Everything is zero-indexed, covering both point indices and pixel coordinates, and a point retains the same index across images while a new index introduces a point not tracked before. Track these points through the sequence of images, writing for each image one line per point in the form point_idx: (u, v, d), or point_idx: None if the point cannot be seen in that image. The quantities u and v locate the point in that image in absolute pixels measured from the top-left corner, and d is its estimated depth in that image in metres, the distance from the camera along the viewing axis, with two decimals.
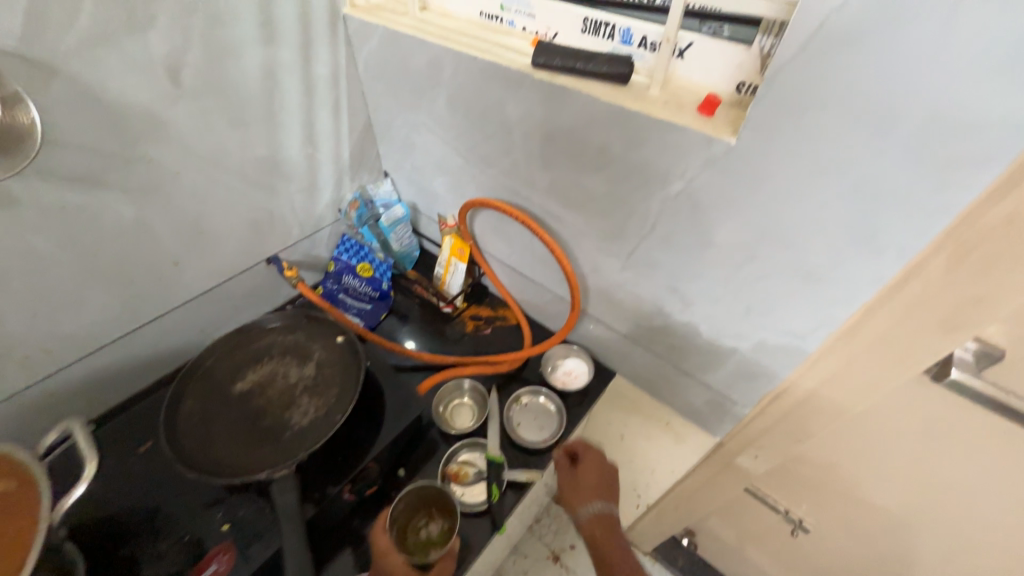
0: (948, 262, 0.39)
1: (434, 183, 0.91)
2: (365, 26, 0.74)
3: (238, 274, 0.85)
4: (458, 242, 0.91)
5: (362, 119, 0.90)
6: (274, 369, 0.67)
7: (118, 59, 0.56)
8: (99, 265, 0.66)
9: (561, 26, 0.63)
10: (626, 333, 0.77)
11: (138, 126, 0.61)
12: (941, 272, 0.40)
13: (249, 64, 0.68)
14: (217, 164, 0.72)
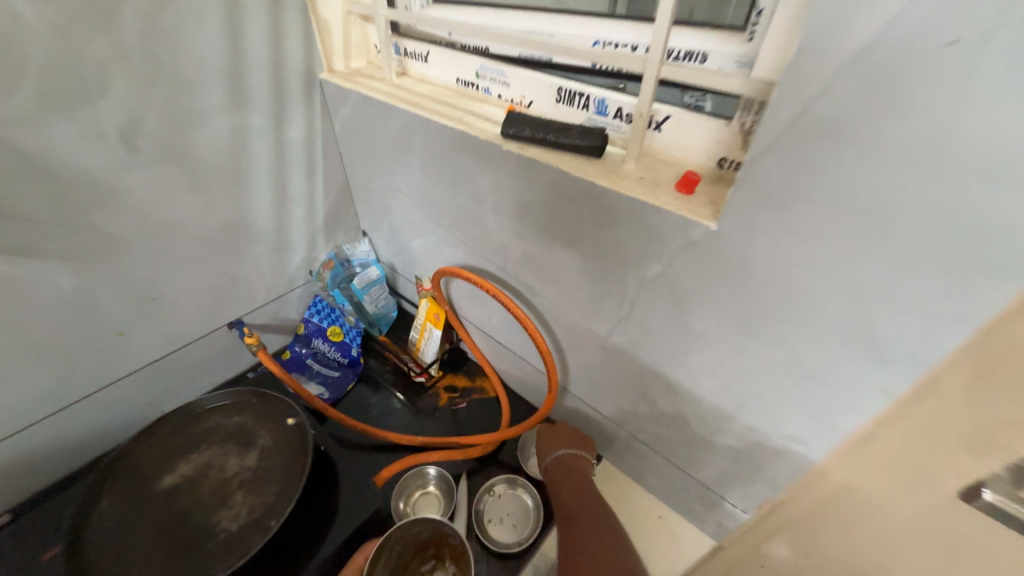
0: (970, 377, 0.31)
1: (410, 245, 0.87)
2: (340, 91, 0.73)
3: (193, 342, 0.79)
4: (434, 307, 0.84)
5: (339, 179, 0.87)
6: (211, 460, 0.59)
7: (64, 129, 0.53)
8: (31, 340, 0.60)
9: (535, 94, 0.61)
10: (610, 416, 0.69)
11: (86, 195, 0.58)
12: (964, 385, 0.31)
13: (214, 130, 0.66)
14: (176, 230, 0.68)
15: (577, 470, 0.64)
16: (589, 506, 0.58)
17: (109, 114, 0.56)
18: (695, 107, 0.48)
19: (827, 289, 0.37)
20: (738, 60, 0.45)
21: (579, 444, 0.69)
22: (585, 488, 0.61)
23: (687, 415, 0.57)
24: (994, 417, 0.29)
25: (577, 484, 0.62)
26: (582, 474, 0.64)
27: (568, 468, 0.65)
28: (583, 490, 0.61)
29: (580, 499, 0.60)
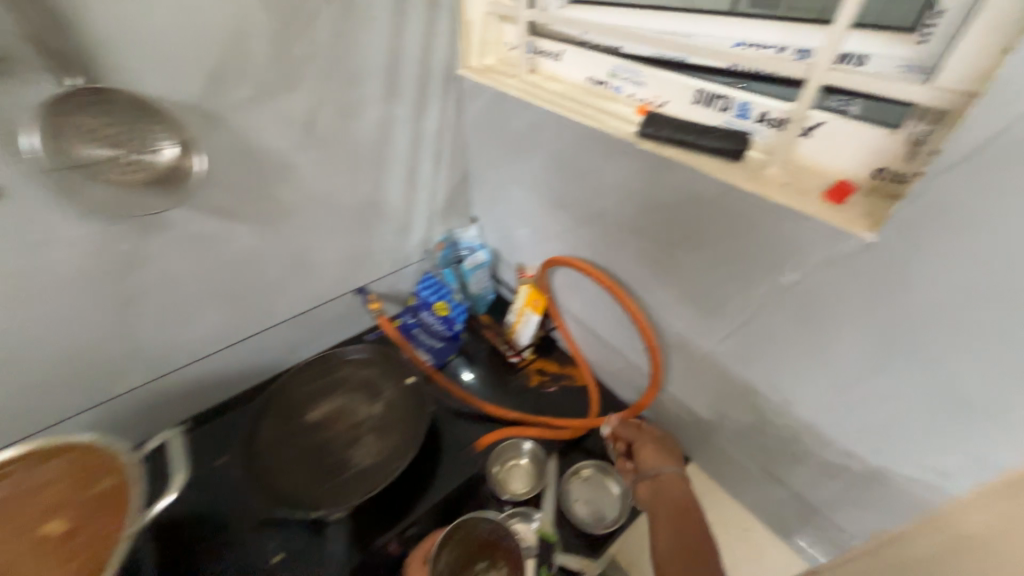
0: None
1: (519, 234, 0.92)
2: (476, 86, 0.79)
3: (328, 302, 0.91)
4: (535, 293, 0.88)
5: (460, 168, 0.94)
6: (345, 403, 0.69)
7: (266, 114, 0.65)
8: (221, 285, 0.74)
9: (670, 95, 0.61)
10: (708, 421, 0.69)
11: (272, 169, 0.69)
12: None
13: (369, 119, 0.75)
14: (330, 204, 0.79)
15: (678, 487, 0.61)
16: (680, 512, 0.58)
17: (298, 102, 0.66)
18: (840, 113, 0.47)
19: (1013, 314, 0.35)
20: (902, 64, 0.43)
21: (669, 450, 0.67)
22: (682, 504, 0.59)
23: (801, 431, 0.56)
24: None
25: (678, 494, 0.60)
26: (682, 487, 0.61)
27: (669, 480, 0.62)
28: (676, 494, 0.60)
29: (674, 512, 0.58)
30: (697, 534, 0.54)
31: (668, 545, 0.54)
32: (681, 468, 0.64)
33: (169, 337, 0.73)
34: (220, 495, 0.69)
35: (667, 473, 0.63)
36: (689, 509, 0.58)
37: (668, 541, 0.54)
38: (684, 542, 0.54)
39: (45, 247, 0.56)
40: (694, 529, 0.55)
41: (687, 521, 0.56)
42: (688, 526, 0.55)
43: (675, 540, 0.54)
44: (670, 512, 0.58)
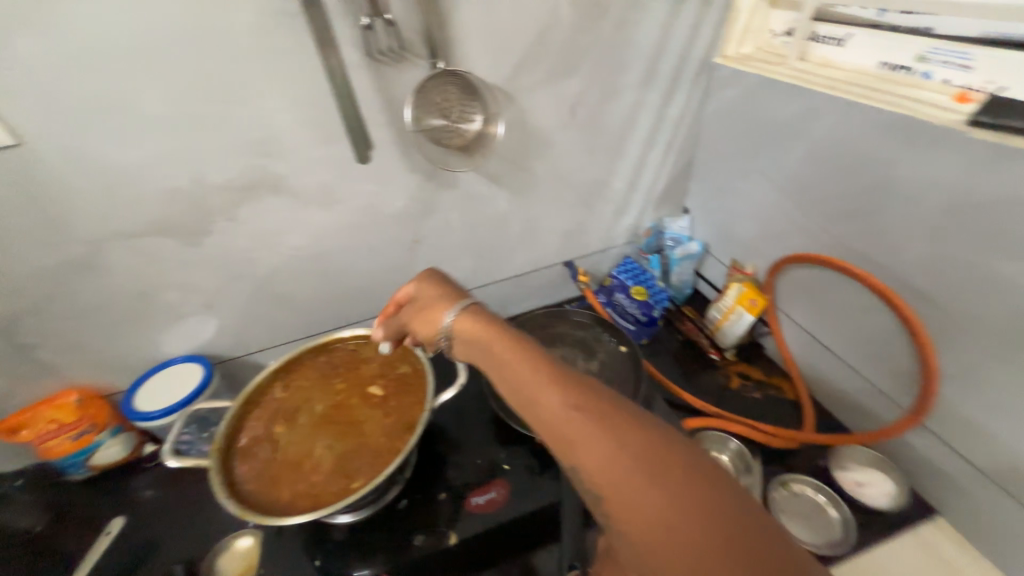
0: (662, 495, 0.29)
1: (743, 230, 0.88)
2: (735, 74, 0.78)
3: (542, 269, 1.01)
4: (751, 293, 0.85)
5: (687, 157, 0.94)
6: (564, 355, 0.77)
7: (546, 96, 0.75)
8: (474, 239, 0.89)
9: (1014, 79, 0.52)
10: (987, 470, 0.58)
11: (538, 145, 0.80)
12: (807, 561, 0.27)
13: (623, 104, 0.81)
14: (569, 181, 0.87)
15: (466, 320, 0.45)
16: (600, 407, 0.33)
17: (573, 87, 0.76)
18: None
19: None
20: None
21: (446, 292, 0.51)
22: (524, 351, 0.39)
23: None
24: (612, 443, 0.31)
25: (512, 365, 0.38)
26: (495, 321, 0.44)
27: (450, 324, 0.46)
28: (517, 347, 0.39)
29: (603, 419, 0.33)
30: (646, 458, 0.31)
31: (676, 531, 0.29)
32: (472, 299, 0.48)
33: (430, 275, 0.91)
34: (450, 408, 0.78)
35: (458, 312, 0.47)
36: (596, 401, 0.34)
37: (666, 514, 0.29)
38: (614, 468, 0.31)
39: (385, 190, 0.76)
40: (627, 447, 0.31)
41: (609, 434, 0.32)
42: (643, 449, 0.31)
43: (678, 515, 0.29)
44: (566, 408, 0.34)
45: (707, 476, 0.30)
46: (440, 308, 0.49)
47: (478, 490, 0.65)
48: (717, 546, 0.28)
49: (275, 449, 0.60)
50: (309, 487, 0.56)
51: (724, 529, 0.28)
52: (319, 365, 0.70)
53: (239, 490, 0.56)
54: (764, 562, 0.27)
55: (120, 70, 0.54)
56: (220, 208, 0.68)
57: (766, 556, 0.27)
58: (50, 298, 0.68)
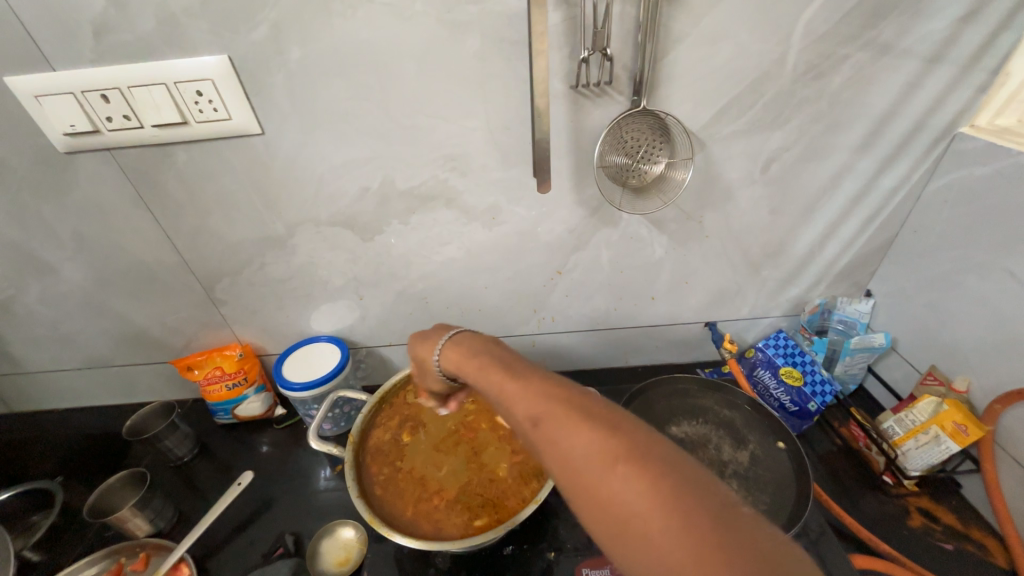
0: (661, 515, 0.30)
1: (958, 334, 0.72)
2: (990, 150, 0.64)
3: (679, 324, 0.92)
4: (957, 415, 0.67)
5: (888, 235, 0.80)
6: (707, 435, 0.68)
7: (741, 147, 0.68)
8: (618, 280, 0.84)
9: None
10: None
11: (715, 196, 0.74)
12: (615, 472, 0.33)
13: (828, 166, 0.71)
14: (738, 238, 0.79)
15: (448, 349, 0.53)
16: (528, 381, 0.42)
17: (775, 141, 0.68)
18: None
19: None
20: None
21: (442, 327, 0.57)
22: (522, 368, 0.44)
23: None
24: (612, 454, 0.34)
25: (508, 381, 0.43)
26: (487, 345, 0.50)
27: (460, 358, 0.50)
28: (514, 365, 0.45)
29: (575, 415, 0.37)
30: (629, 445, 0.34)
31: (649, 511, 0.31)
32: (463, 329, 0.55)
33: (562, 307, 0.88)
34: None
35: (449, 339, 0.53)
36: (571, 397, 0.39)
37: (639, 492, 0.31)
38: (596, 452, 0.34)
39: (546, 218, 0.74)
40: (608, 436, 0.35)
41: (587, 421, 0.36)
42: (621, 435, 0.35)
43: (652, 493, 0.31)
44: (556, 410, 0.38)
45: (675, 465, 0.33)
46: (455, 346, 0.52)
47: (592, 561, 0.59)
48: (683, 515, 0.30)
49: (402, 457, 0.61)
50: (432, 511, 0.56)
51: (691, 502, 0.31)
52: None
53: (367, 492, 0.57)
54: (722, 526, 0.29)
55: (355, 80, 0.60)
56: (398, 212, 0.72)
57: (730, 523, 0.30)
58: (246, 265, 0.77)
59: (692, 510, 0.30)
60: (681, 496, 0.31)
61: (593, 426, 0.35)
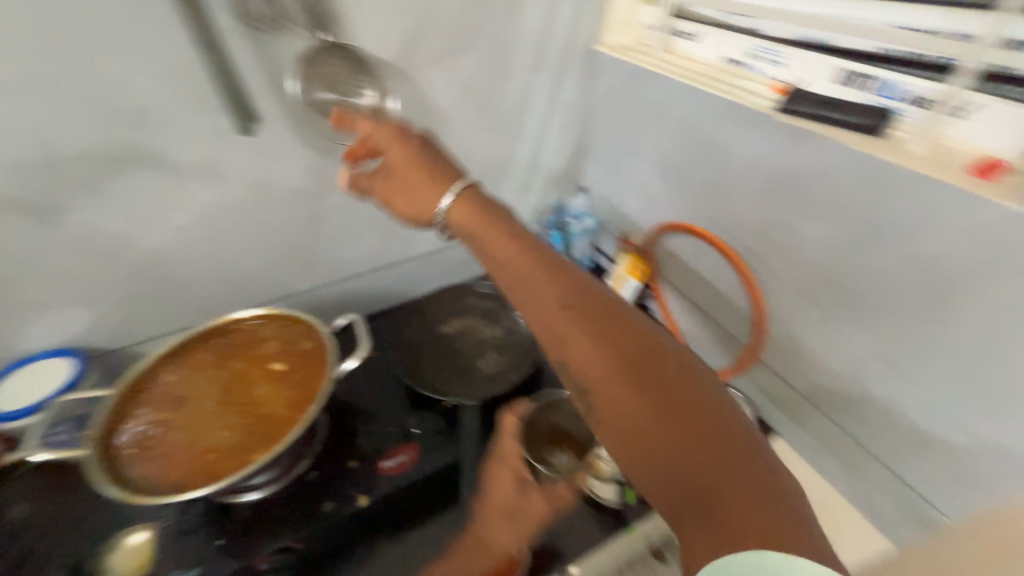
0: (687, 433, 0.41)
1: (628, 203, 0.98)
2: (612, 62, 0.86)
3: (450, 246, 1.04)
4: (637, 261, 0.94)
5: (580, 139, 1.02)
6: (471, 324, 0.81)
7: (439, 74, 0.78)
8: (378, 216, 0.89)
9: (810, 75, 0.64)
10: (803, 391, 0.71)
11: (435, 122, 0.83)
12: (653, 402, 0.42)
13: (516, 85, 0.86)
14: (469, 158, 0.91)
15: (382, 136, 0.60)
16: (527, 256, 0.51)
17: (465, 67, 0.79)
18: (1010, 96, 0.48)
19: None
20: None
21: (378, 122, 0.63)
22: (534, 250, 0.52)
23: (902, 402, 0.58)
24: (629, 344, 0.45)
25: (516, 248, 0.51)
26: (437, 162, 0.61)
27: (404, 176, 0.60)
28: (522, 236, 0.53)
29: (593, 328, 0.46)
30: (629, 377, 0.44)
31: (650, 415, 0.42)
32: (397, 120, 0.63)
33: (334, 254, 0.90)
34: (358, 385, 0.78)
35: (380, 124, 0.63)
36: (606, 316, 0.47)
37: (640, 398, 0.43)
38: (605, 369, 0.44)
39: (278, 166, 0.74)
40: (623, 347, 0.45)
41: (602, 339, 0.45)
42: (638, 363, 0.44)
43: (655, 402, 0.42)
44: (592, 313, 0.47)
45: (684, 381, 0.44)
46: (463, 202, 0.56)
47: (386, 454, 0.68)
48: (674, 428, 0.41)
49: (169, 435, 0.59)
50: (206, 467, 0.57)
51: (686, 409, 0.42)
52: (217, 346, 0.68)
53: (125, 477, 0.55)
54: (713, 432, 0.41)
55: None
56: (82, 183, 0.62)
57: (732, 438, 0.41)
58: None
59: (688, 420, 0.41)
60: (681, 410, 0.42)
61: (607, 347, 0.45)
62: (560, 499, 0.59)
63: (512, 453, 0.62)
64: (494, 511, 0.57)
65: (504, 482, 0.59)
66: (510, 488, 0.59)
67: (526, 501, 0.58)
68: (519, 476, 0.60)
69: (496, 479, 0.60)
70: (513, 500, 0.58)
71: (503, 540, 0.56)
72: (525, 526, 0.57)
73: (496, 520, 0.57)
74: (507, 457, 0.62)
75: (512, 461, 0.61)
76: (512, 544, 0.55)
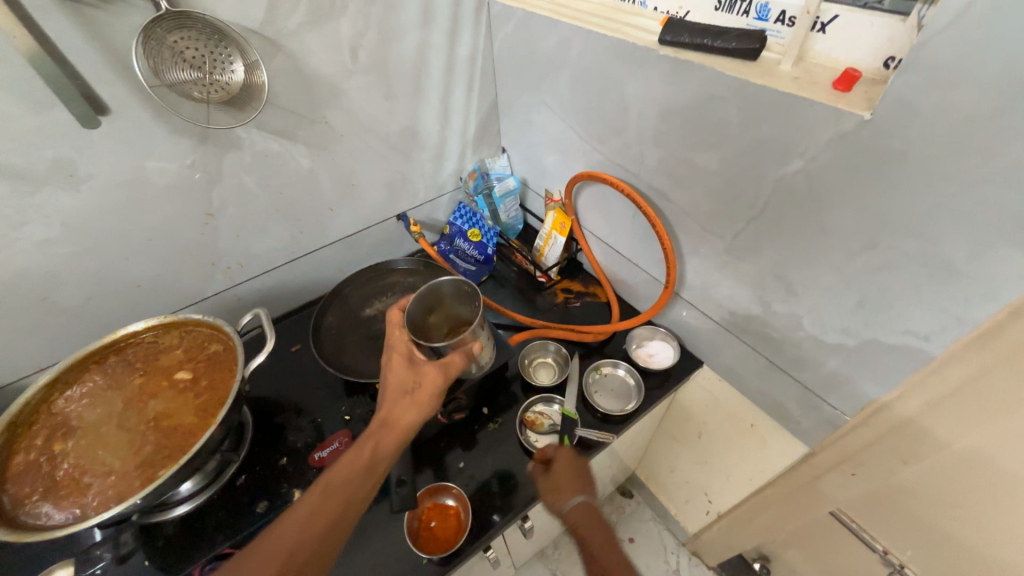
0: None
1: (546, 159, 0.97)
2: (506, 10, 0.82)
3: (372, 225, 1.00)
4: (561, 217, 0.95)
5: (490, 97, 0.99)
6: (395, 303, 0.79)
7: (317, 40, 0.72)
8: (283, 203, 0.84)
9: (692, 4, 0.63)
10: (719, 320, 0.75)
11: (324, 94, 0.77)
12: None
13: (408, 45, 0.81)
14: (373, 130, 0.86)
15: None
16: None
17: (345, 29, 0.73)
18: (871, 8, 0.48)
19: (986, 171, 0.39)
20: None
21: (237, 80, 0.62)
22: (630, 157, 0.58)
23: (799, 316, 0.61)
24: None
25: None
26: None
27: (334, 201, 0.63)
28: None
29: None
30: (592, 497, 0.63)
31: None
32: None
33: (242, 249, 0.84)
34: (286, 380, 0.76)
35: None
36: None
37: None
38: None
39: (147, 160, 0.67)
40: None
41: None
42: None
43: None
44: None
45: None
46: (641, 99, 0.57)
47: (321, 445, 0.68)
48: None
49: (65, 465, 0.55)
50: (108, 491, 0.53)
51: None
52: (118, 363, 0.63)
53: (16, 517, 0.51)
54: None
55: None
56: None
57: None
58: None
59: None
60: None
61: None
62: (456, 365, 0.59)
63: (401, 340, 0.59)
64: (390, 398, 0.55)
65: (397, 365, 0.57)
66: (405, 369, 0.57)
67: (419, 374, 0.57)
68: (409, 354, 0.59)
69: (390, 366, 0.58)
70: (409, 379, 0.56)
71: (409, 415, 0.55)
72: (429, 396, 0.56)
73: (398, 399, 0.55)
74: (396, 345, 0.59)
75: (402, 346, 0.59)
76: (414, 418, 0.55)
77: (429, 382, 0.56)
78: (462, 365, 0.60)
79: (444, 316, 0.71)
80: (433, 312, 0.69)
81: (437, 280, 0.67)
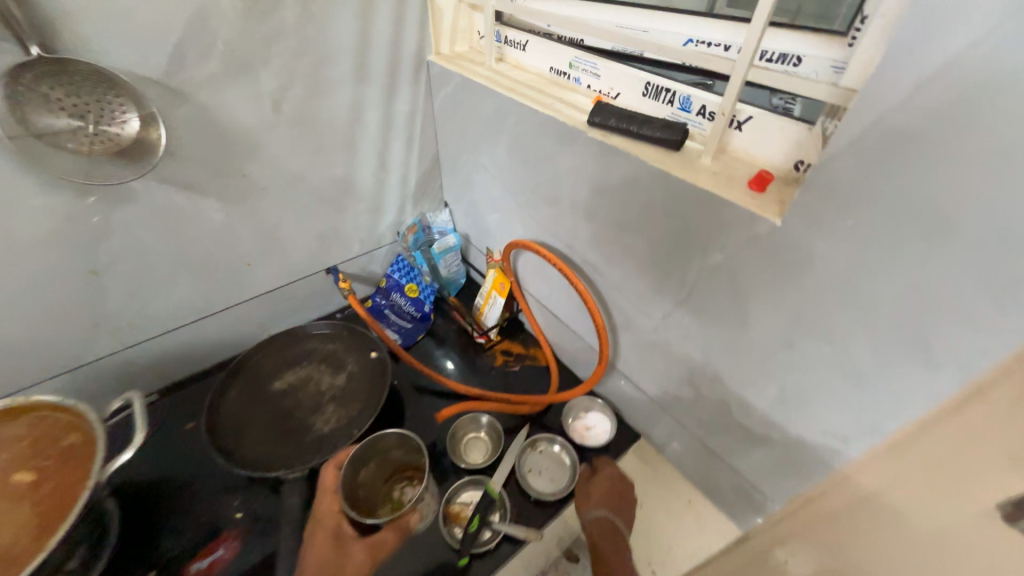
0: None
1: (487, 217, 0.94)
2: (445, 72, 0.81)
3: (299, 279, 0.93)
4: (501, 276, 0.92)
5: (432, 152, 0.96)
6: (309, 374, 0.72)
7: (233, 92, 0.66)
8: (189, 258, 0.76)
9: (622, 87, 0.63)
10: (654, 395, 0.73)
11: (240, 147, 0.71)
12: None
13: (339, 100, 0.77)
14: (299, 183, 0.81)
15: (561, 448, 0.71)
16: None
17: (266, 82, 0.68)
18: (785, 111, 0.49)
19: (888, 289, 0.39)
20: (835, 64, 0.45)
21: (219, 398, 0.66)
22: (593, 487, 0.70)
23: (729, 402, 0.60)
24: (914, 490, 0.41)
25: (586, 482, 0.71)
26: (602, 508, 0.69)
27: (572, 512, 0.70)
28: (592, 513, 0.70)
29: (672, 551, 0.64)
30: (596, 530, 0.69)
31: None
32: None
33: (136, 309, 0.75)
34: (171, 466, 0.65)
35: None
36: None
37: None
38: None
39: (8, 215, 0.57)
40: None
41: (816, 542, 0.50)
42: None
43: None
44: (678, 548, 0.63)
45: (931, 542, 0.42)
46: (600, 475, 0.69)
47: (202, 551, 0.57)
48: None
49: None
50: None
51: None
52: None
53: None
54: None
55: None
56: None
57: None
58: None
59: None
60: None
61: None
62: (386, 544, 0.52)
63: (329, 512, 0.54)
64: None
65: (320, 544, 0.51)
66: (328, 551, 0.50)
67: (344, 555, 0.50)
68: (336, 528, 0.53)
69: (313, 544, 0.52)
70: (331, 561, 0.49)
71: None
72: None
73: None
74: (323, 518, 0.54)
75: (330, 519, 0.54)
76: None
77: (351, 567, 0.48)
78: (394, 544, 0.53)
79: (390, 464, 0.64)
80: (372, 465, 0.62)
81: (378, 433, 0.61)
